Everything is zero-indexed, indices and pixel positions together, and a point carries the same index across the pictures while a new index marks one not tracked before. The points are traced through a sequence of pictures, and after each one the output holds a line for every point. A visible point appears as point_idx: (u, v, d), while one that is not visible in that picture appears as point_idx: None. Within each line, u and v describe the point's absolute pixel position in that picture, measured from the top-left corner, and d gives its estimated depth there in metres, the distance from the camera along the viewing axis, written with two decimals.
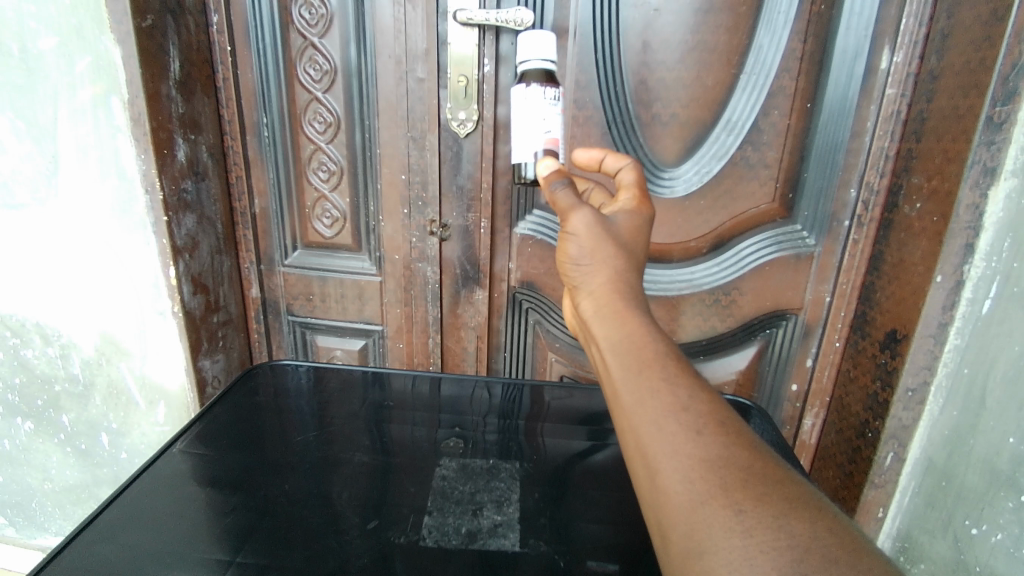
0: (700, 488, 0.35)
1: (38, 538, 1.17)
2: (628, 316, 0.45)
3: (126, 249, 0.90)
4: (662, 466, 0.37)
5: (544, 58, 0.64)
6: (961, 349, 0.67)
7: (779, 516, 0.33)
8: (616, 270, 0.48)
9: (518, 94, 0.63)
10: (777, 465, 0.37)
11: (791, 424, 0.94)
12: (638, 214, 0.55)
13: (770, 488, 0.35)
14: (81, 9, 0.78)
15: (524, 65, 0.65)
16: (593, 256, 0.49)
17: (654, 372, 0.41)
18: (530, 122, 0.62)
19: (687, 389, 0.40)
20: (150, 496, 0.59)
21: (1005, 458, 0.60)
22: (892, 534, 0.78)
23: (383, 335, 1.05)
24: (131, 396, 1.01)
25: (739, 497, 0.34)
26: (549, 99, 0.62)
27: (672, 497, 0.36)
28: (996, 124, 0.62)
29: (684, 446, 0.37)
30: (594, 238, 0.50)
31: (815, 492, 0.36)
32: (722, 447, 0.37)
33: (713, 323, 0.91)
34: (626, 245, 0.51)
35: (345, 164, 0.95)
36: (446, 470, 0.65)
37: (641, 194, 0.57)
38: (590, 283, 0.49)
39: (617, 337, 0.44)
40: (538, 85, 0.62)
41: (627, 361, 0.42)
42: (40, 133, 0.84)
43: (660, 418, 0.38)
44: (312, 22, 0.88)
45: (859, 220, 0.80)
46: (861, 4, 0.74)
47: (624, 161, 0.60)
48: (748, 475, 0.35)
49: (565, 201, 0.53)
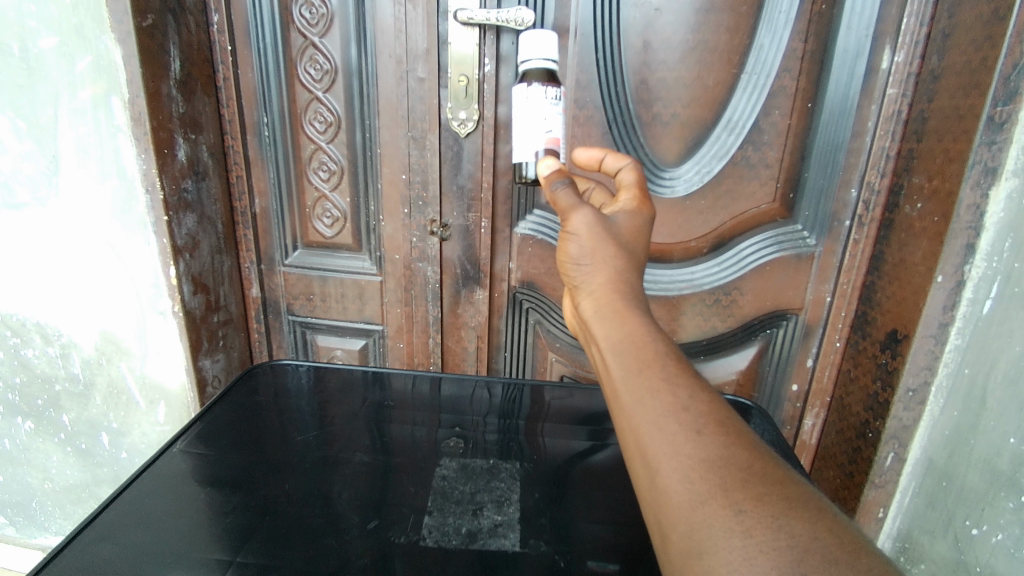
0: (700, 488, 0.35)
1: (38, 538, 1.17)
2: (628, 316, 0.45)
3: (126, 248, 0.90)
4: (662, 466, 0.37)
5: (545, 58, 0.64)
6: (961, 349, 0.67)
7: (779, 516, 0.33)
8: (617, 270, 0.48)
9: (520, 94, 0.62)
10: (777, 466, 0.37)
11: (791, 424, 0.94)
12: (638, 214, 0.55)
13: (770, 488, 0.35)
14: (82, 9, 0.78)
15: (526, 65, 0.64)
16: (593, 256, 0.49)
17: (654, 372, 0.41)
18: (530, 122, 0.62)
19: (688, 388, 0.40)
20: (150, 496, 0.59)
21: (1006, 459, 0.60)
22: (893, 535, 0.78)
23: (383, 335, 1.05)
24: (131, 396, 1.01)
25: (739, 497, 0.34)
26: (551, 99, 0.62)
27: (672, 497, 0.36)
28: (997, 124, 0.61)
29: (684, 446, 0.37)
30: (594, 238, 0.50)
31: (814, 492, 0.36)
32: (722, 448, 0.37)
33: (713, 323, 0.91)
34: (627, 245, 0.51)
35: (345, 164, 0.95)
36: (446, 470, 0.65)
37: (642, 194, 0.57)
38: (590, 283, 0.49)
39: (617, 337, 0.44)
40: (539, 85, 0.61)
41: (628, 361, 0.42)
42: (41, 132, 0.84)
43: (660, 417, 0.38)
44: (312, 22, 0.88)
45: (859, 220, 0.80)
46: (862, 4, 0.74)
47: (624, 161, 0.60)
48: (748, 475, 0.35)
49: (566, 201, 0.53)
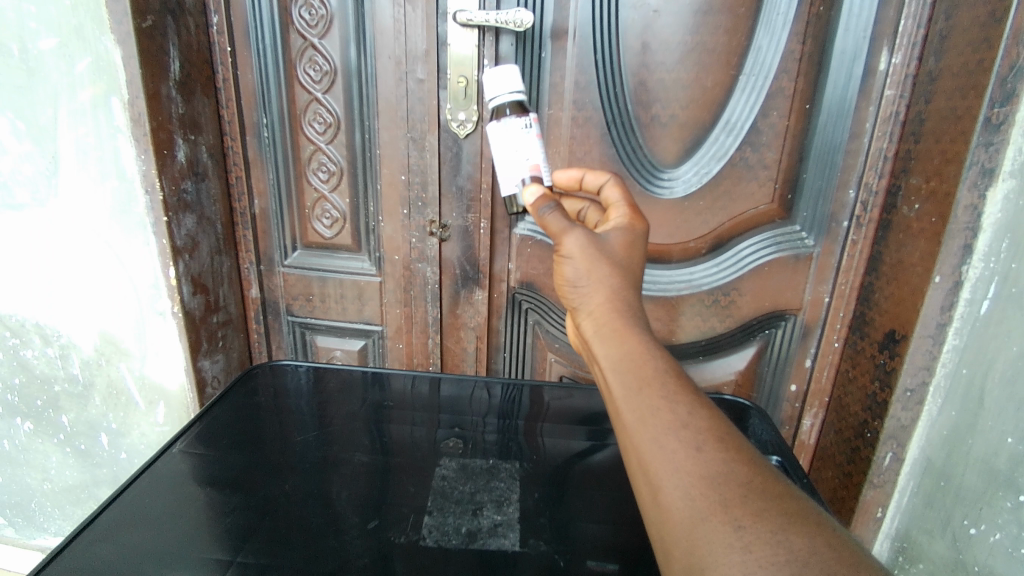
0: (701, 505, 0.35)
1: (38, 538, 1.17)
2: (628, 333, 0.45)
3: (127, 250, 0.90)
4: (664, 483, 0.37)
5: (514, 90, 0.62)
6: (959, 349, 0.68)
7: (777, 531, 0.33)
8: (613, 289, 0.48)
9: (495, 131, 0.62)
10: (776, 481, 0.37)
11: (790, 424, 0.94)
12: (632, 230, 0.54)
13: (769, 503, 0.35)
14: (82, 10, 0.78)
15: (494, 101, 0.62)
16: (589, 277, 0.49)
17: (654, 390, 0.41)
18: (508, 155, 0.61)
19: (688, 405, 0.40)
20: (151, 495, 0.59)
21: (1004, 458, 0.60)
22: (892, 535, 0.78)
23: (383, 336, 1.05)
24: (131, 397, 1.01)
25: (739, 513, 0.34)
26: (524, 128, 0.61)
27: (673, 513, 0.36)
28: (994, 125, 0.62)
29: (684, 462, 0.37)
30: (589, 259, 0.50)
31: (815, 506, 0.36)
32: (721, 463, 0.37)
33: (713, 323, 0.91)
34: (622, 262, 0.50)
35: (345, 165, 0.95)
36: (446, 469, 0.65)
37: (633, 209, 0.57)
38: (588, 304, 0.48)
39: (617, 356, 0.44)
40: (510, 118, 0.61)
41: (627, 379, 0.42)
42: (41, 133, 0.84)
43: (660, 435, 0.39)
44: (312, 22, 0.88)
45: (858, 221, 0.81)
46: (860, 6, 0.74)
47: (603, 177, 0.62)
48: (748, 491, 0.36)
49: (557, 224, 0.52)
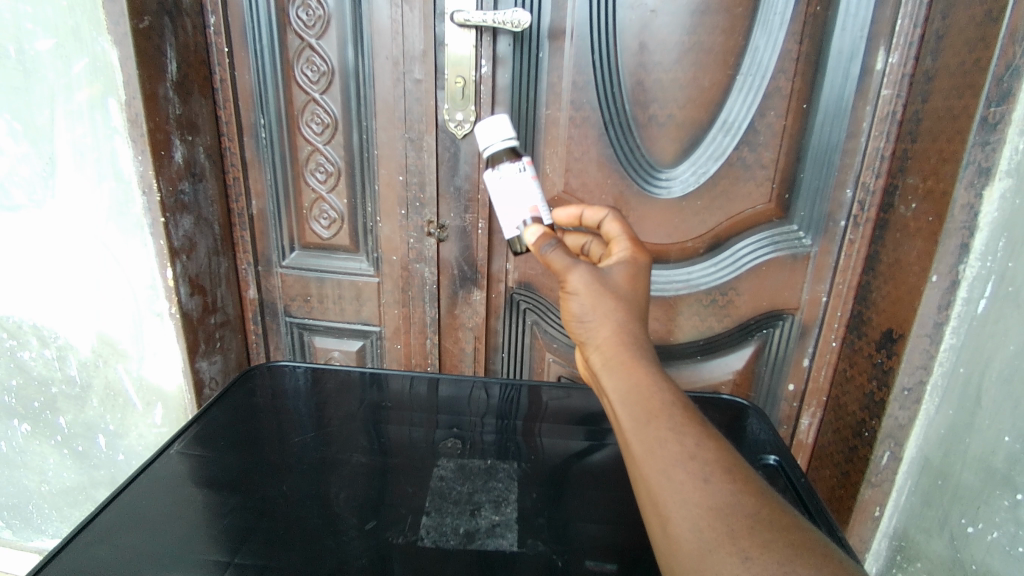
0: (708, 537, 0.37)
1: (36, 540, 1.16)
2: (635, 365, 0.45)
3: (125, 252, 0.90)
4: (673, 515, 0.38)
5: (507, 138, 0.62)
6: (956, 349, 0.68)
7: (784, 563, 0.35)
8: (620, 323, 0.47)
9: (492, 179, 0.61)
10: (783, 511, 0.38)
11: (788, 424, 0.94)
12: (636, 263, 0.53)
13: (776, 535, 0.36)
14: (78, 10, 0.78)
15: (489, 150, 0.62)
16: (595, 312, 0.48)
17: (660, 422, 0.42)
18: (508, 199, 0.60)
19: (695, 436, 0.41)
20: (149, 497, 0.59)
21: (1000, 458, 0.60)
22: (890, 533, 0.79)
23: (380, 336, 1.05)
24: (128, 398, 1.01)
25: (745, 545, 0.36)
26: (521, 170, 0.61)
27: (682, 544, 0.37)
28: (991, 125, 0.62)
29: (692, 494, 0.38)
30: (594, 296, 0.48)
31: (820, 536, 0.38)
32: (729, 495, 0.38)
33: (710, 323, 0.91)
34: (627, 295, 0.50)
35: (342, 165, 0.95)
36: (444, 470, 0.65)
37: (635, 242, 0.56)
38: (595, 337, 0.48)
39: (624, 388, 0.44)
40: (507, 163, 0.61)
41: (636, 412, 0.43)
42: (38, 134, 0.84)
43: (669, 467, 0.40)
44: (309, 23, 0.88)
45: (854, 220, 0.81)
46: (857, 5, 0.74)
47: (602, 212, 0.61)
48: (755, 522, 0.37)
49: (560, 262, 0.50)
